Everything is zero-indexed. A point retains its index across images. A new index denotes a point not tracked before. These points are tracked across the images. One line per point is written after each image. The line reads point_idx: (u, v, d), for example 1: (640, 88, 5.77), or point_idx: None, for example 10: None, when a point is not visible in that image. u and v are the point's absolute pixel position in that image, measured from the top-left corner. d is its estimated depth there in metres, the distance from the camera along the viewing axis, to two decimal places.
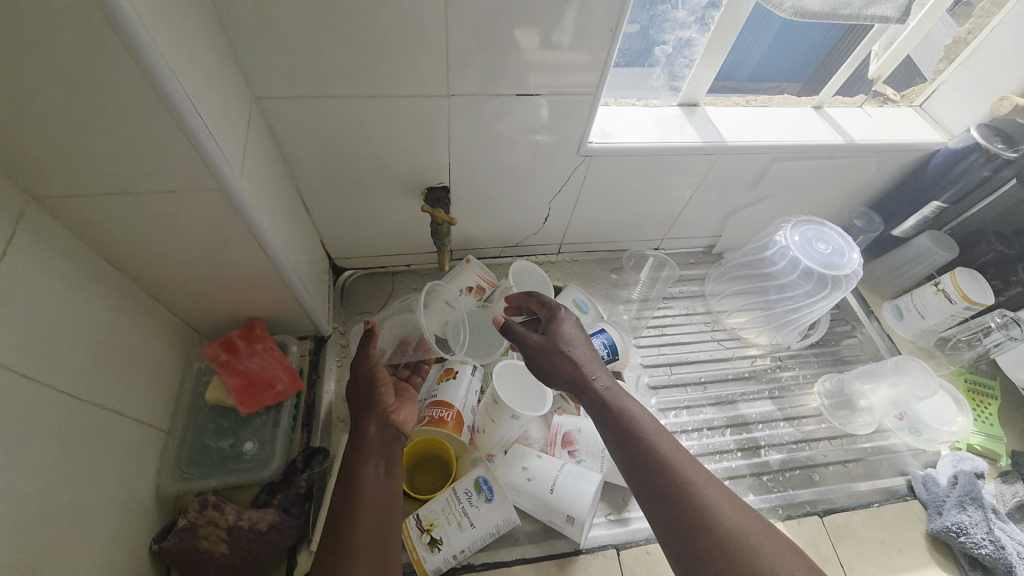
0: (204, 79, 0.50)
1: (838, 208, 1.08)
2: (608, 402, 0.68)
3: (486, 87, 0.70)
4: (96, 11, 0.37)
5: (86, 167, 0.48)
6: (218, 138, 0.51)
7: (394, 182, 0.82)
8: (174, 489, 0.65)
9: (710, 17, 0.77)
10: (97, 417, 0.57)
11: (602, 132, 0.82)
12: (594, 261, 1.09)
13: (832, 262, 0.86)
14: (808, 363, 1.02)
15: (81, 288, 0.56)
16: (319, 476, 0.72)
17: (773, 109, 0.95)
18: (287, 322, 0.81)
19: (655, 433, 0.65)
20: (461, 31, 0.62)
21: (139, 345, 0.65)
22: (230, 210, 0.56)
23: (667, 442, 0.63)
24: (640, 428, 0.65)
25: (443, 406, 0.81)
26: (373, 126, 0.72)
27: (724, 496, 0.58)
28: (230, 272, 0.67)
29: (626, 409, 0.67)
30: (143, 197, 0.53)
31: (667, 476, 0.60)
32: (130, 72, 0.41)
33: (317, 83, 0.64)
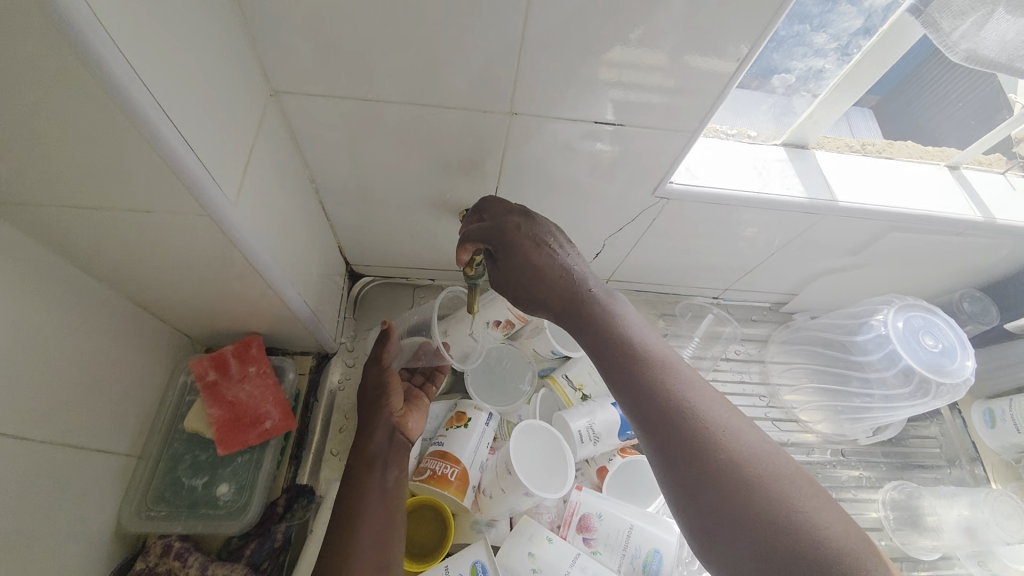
0: (195, 81, 0.39)
1: (944, 286, 0.90)
2: (628, 351, 0.51)
3: (556, 106, 0.57)
4: None
5: (38, 182, 0.37)
6: (207, 162, 0.40)
7: (428, 194, 0.70)
8: (137, 527, 0.58)
9: (856, 47, 0.63)
10: (51, 455, 0.49)
11: (687, 171, 0.69)
12: (642, 303, 0.95)
13: (939, 365, 0.74)
14: (874, 464, 0.87)
15: (42, 307, 0.47)
16: (298, 526, 0.66)
17: (896, 164, 0.78)
18: (288, 338, 0.72)
19: (689, 389, 0.49)
20: (538, 37, 0.50)
21: (112, 360, 0.56)
22: (224, 237, 0.46)
23: (705, 398, 0.48)
24: (661, 386, 0.49)
25: (448, 460, 0.70)
26: (409, 129, 0.59)
27: (782, 475, 0.44)
28: (223, 292, 0.57)
29: (649, 357, 0.51)
30: (113, 214, 0.42)
31: (706, 446, 0.45)
32: (83, 83, 0.30)
33: (355, 81, 0.53)
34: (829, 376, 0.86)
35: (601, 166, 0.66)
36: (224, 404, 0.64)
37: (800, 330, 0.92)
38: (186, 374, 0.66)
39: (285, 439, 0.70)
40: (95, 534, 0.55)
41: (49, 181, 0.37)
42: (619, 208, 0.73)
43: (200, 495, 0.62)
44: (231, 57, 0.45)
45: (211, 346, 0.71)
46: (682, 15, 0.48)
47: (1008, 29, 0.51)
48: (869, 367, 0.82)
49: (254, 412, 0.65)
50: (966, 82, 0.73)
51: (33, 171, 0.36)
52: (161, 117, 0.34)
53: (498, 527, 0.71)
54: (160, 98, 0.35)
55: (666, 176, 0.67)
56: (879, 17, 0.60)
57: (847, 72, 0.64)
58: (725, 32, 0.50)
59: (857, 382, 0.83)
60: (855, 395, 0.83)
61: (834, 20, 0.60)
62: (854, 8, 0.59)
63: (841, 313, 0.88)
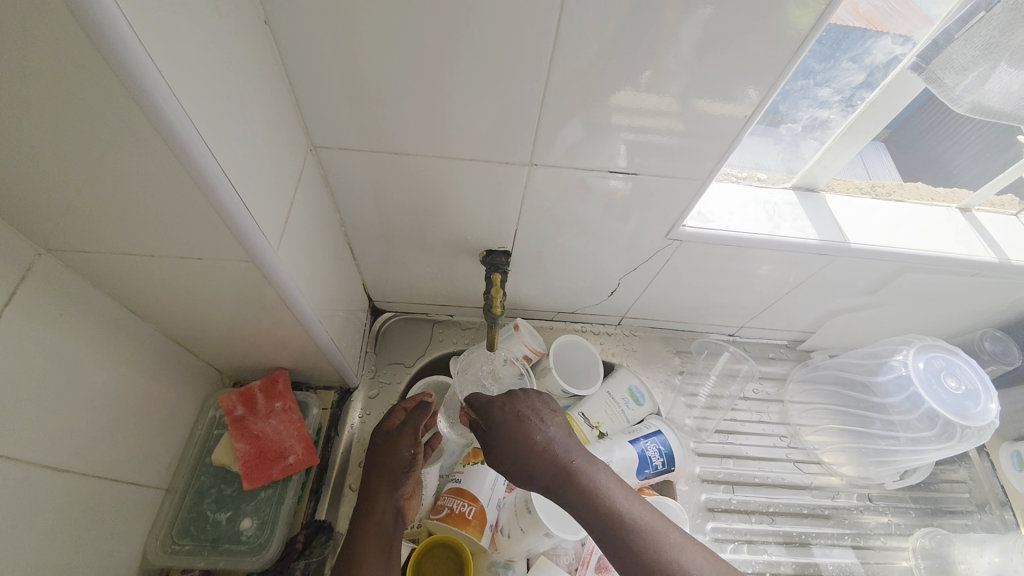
0: (248, 140, 0.43)
1: (963, 326, 0.89)
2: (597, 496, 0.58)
3: (571, 155, 0.61)
4: (113, 76, 0.30)
5: (109, 229, 0.42)
6: (255, 212, 0.44)
7: (449, 235, 0.73)
8: (161, 562, 0.59)
9: (859, 98, 0.65)
10: (89, 486, 0.51)
11: (699, 214, 0.72)
12: (657, 339, 0.96)
13: (963, 408, 0.74)
14: (903, 510, 0.84)
15: (92, 342, 0.51)
16: (317, 564, 0.65)
17: (905, 205, 0.79)
18: (312, 373, 0.74)
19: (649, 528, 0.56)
20: (557, 95, 0.54)
21: (150, 392, 0.59)
22: (264, 281, 0.50)
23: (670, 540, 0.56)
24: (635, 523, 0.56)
25: (466, 498, 0.70)
26: (431, 176, 0.63)
27: None
28: (255, 329, 0.61)
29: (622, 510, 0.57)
30: (169, 261, 0.46)
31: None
32: (155, 147, 0.34)
33: (386, 137, 0.58)
34: (850, 418, 0.86)
35: (615, 209, 0.69)
36: (250, 438, 0.66)
37: (819, 369, 0.92)
38: (215, 409, 0.69)
39: (306, 474, 0.71)
40: (124, 566, 0.57)
41: (117, 228, 0.42)
42: (632, 248, 0.75)
43: (224, 530, 0.63)
44: (277, 118, 0.50)
45: (239, 380, 0.74)
46: (691, 63, 0.51)
47: (1011, 81, 0.57)
48: (892, 410, 0.81)
49: (279, 447, 0.67)
50: (950, 131, 0.76)
51: (107, 221, 0.41)
52: (219, 173, 0.39)
53: (515, 567, 0.71)
54: (220, 155, 0.39)
55: (681, 218, 0.69)
56: (881, 71, 0.63)
57: (852, 120, 0.67)
58: (740, 83, 0.53)
59: (880, 425, 0.82)
60: (878, 437, 0.82)
61: (837, 75, 0.63)
62: (856, 65, 0.62)
63: (860, 352, 0.88)
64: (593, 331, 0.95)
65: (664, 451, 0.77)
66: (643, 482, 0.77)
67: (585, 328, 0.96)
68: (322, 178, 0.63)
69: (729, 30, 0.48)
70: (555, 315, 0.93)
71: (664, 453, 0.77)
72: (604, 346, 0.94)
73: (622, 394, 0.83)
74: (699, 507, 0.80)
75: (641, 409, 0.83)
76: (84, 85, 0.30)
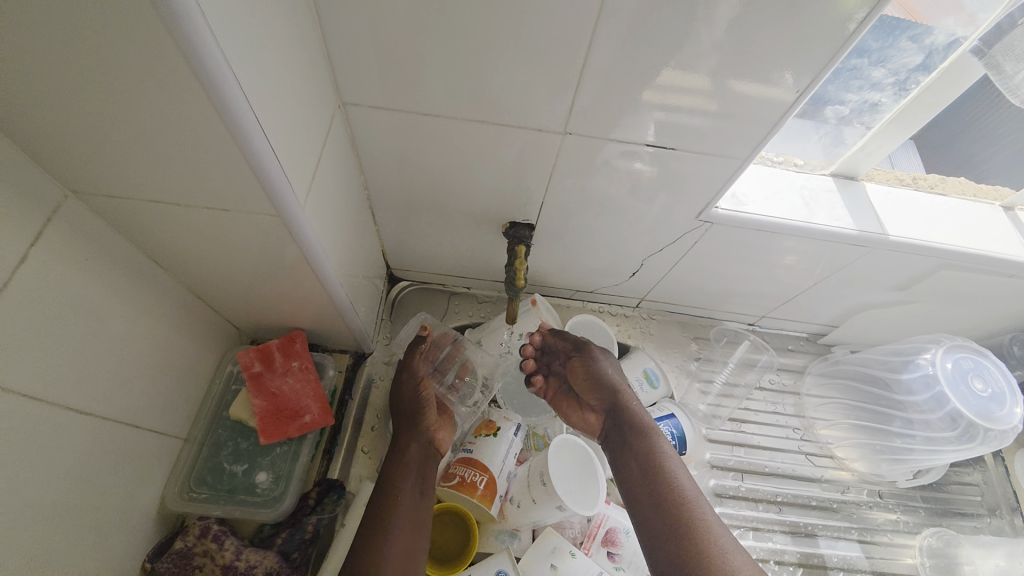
0: (280, 90, 0.42)
1: (996, 329, 0.86)
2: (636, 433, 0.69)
3: (606, 127, 0.58)
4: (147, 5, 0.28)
5: (136, 173, 0.41)
6: (285, 165, 0.43)
7: (473, 205, 0.72)
8: (179, 508, 0.61)
9: (914, 82, 0.62)
10: (111, 431, 0.52)
11: (732, 196, 0.69)
12: (675, 324, 0.94)
13: (989, 411, 0.72)
14: (912, 508, 0.83)
15: (115, 288, 0.51)
16: (329, 519, 0.67)
17: (948, 199, 0.76)
18: (329, 336, 0.74)
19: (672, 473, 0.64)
20: (598, 62, 0.51)
21: (171, 344, 0.60)
22: (288, 237, 0.49)
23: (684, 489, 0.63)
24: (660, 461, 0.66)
25: (477, 468, 0.69)
26: (461, 141, 0.61)
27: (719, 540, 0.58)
28: (276, 288, 0.61)
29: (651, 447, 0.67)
30: (194, 210, 0.46)
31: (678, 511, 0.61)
32: (191, 90, 0.33)
33: (417, 97, 0.56)
34: (868, 414, 0.85)
35: (645, 188, 0.67)
36: (267, 396, 0.67)
37: (839, 364, 0.90)
38: (232, 365, 0.70)
39: (320, 434, 0.72)
40: (143, 510, 0.58)
41: (144, 173, 0.41)
42: (657, 229, 0.73)
43: (239, 481, 0.64)
44: (308, 69, 0.48)
45: (256, 338, 0.75)
46: (719, 43, 0.49)
47: None
48: (913, 408, 0.80)
49: (295, 405, 0.68)
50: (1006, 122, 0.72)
51: (134, 164, 0.40)
52: (253, 121, 0.37)
53: (521, 537, 0.71)
54: (254, 103, 0.37)
55: (713, 200, 0.67)
56: (940, 55, 0.59)
57: (902, 107, 0.63)
58: (771, 65, 0.51)
59: (899, 422, 0.81)
60: (896, 435, 0.81)
61: (894, 55, 0.60)
62: (914, 45, 0.59)
63: (883, 350, 0.86)
64: (610, 311, 0.94)
65: (675, 434, 0.77)
66: None
67: (602, 308, 0.94)
68: (348, 137, 0.61)
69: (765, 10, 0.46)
70: (573, 293, 0.92)
71: (676, 436, 0.77)
72: (621, 328, 0.93)
73: (636, 376, 0.82)
74: (706, 492, 0.80)
75: (654, 392, 0.83)
76: (120, 17, 0.29)
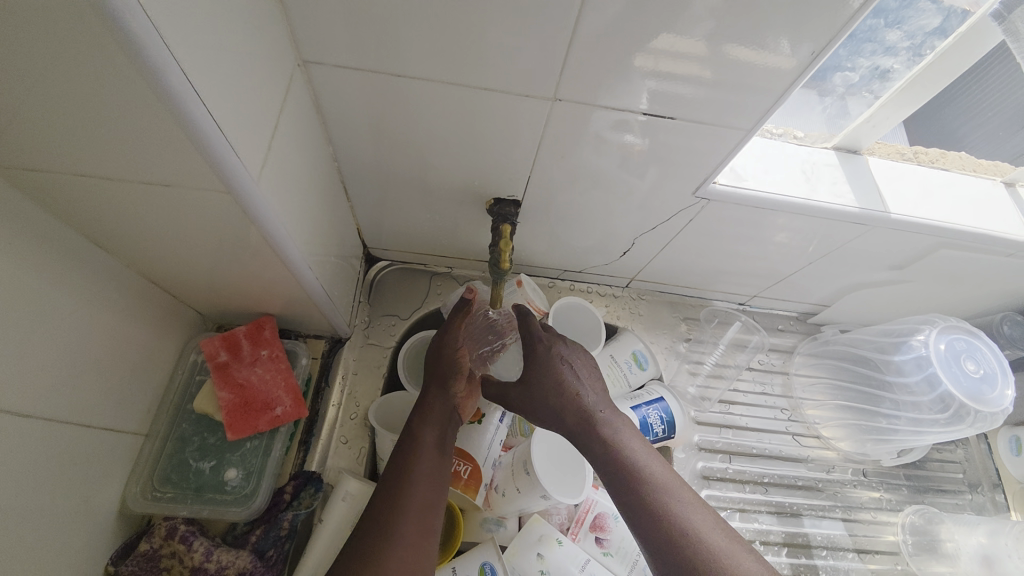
0: (223, 45, 0.36)
1: (986, 307, 0.85)
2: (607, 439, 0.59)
3: (601, 94, 0.53)
4: None
5: (53, 145, 0.35)
6: (232, 136, 0.37)
7: (454, 180, 0.66)
8: (141, 509, 0.57)
9: (929, 47, 0.58)
10: (56, 433, 0.48)
11: (731, 171, 0.65)
12: (665, 304, 0.92)
13: (979, 392, 0.72)
14: (895, 487, 0.84)
15: (49, 278, 0.45)
16: (305, 515, 0.63)
17: (949, 174, 0.73)
18: (301, 321, 0.70)
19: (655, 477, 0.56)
20: (594, 19, 0.46)
21: (123, 335, 0.55)
22: (244, 217, 0.43)
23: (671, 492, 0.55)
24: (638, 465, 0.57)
25: (460, 457, 0.66)
26: (440, 108, 0.56)
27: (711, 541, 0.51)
28: (238, 272, 0.55)
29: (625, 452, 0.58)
30: (130, 187, 0.40)
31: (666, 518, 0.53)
32: (102, 40, 0.27)
33: (389, 58, 0.50)
34: (857, 395, 0.84)
35: (641, 162, 0.62)
36: (234, 387, 0.62)
37: (828, 343, 0.89)
38: (196, 353, 0.65)
39: (294, 425, 0.68)
40: (102, 512, 0.54)
41: (63, 144, 0.35)
42: (651, 206, 0.69)
43: (207, 479, 0.60)
44: (259, 21, 0.41)
45: (222, 324, 0.69)
46: (714, 5, 0.44)
47: None
48: (903, 389, 0.79)
49: (266, 398, 0.63)
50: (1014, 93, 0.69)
51: (48, 134, 0.34)
52: (187, 86, 0.32)
53: (506, 525, 0.69)
54: (186, 59, 0.31)
55: (712, 176, 0.63)
56: (958, 18, 0.56)
57: (916, 74, 0.59)
58: (774, 30, 0.46)
59: (887, 404, 0.81)
60: (882, 416, 0.81)
61: (911, 16, 0.55)
62: (933, 6, 0.55)
63: (873, 329, 0.86)
64: (599, 292, 0.91)
65: (665, 418, 0.75)
66: None
67: (591, 288, 0.91)
68: (313, 103, 0.55)
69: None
70: (561, 273, 0.88)
71: (665, 421, 0.75)
72: (610, 309, 0.90)
73: (625, 358, 0.80)
74: (694, 474, 0.79)
75: (643, 374, 0.80)
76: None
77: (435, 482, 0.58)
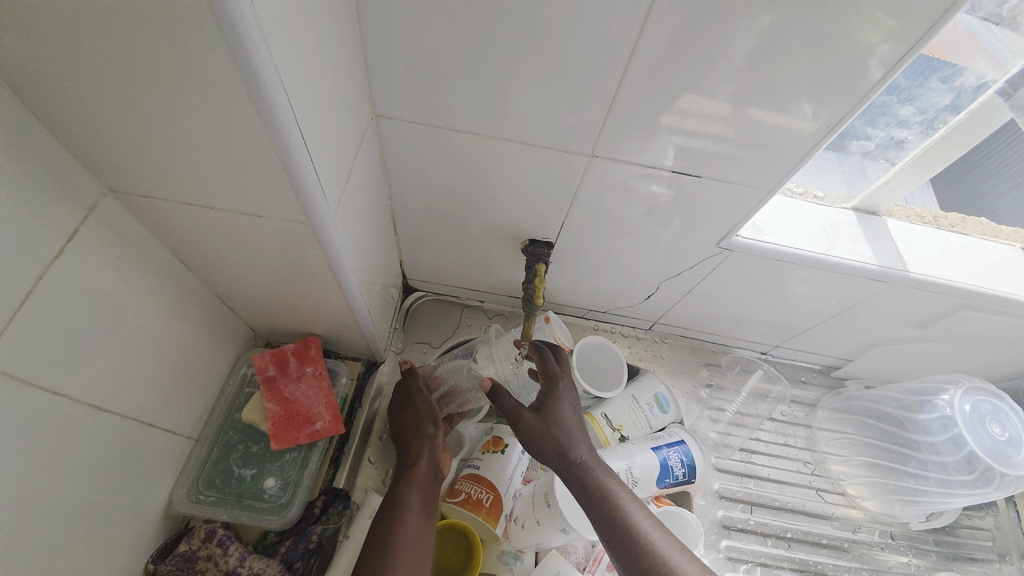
0: (322, 103, 0.43)
1: (1016, 372, 0.85)
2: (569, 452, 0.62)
3: (633, 151, 0.59)
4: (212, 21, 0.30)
5: (174, 177, 0.43)
6: (321, 177, 0.44)
7: (493, 221, 0.72)
8: (185, 509, 0.61)
9: (941, 121, 0.62)
10: (127, 427, 0.53)
11: (752, 225, 0.70)
12: (687, 348, 0.94)
13: (1003, 454, 0.73)
14: (924, 551, 0.81)
15: (143, 288, 0.52)
16: (332, 530, 0.66)
17: (970, 240, 0.75)
18: (342, 343, 0.75)
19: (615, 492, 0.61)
20: (631, 88, 0.52)
21: (190, 343, 0.61)
22: (316, 245, 0.50)
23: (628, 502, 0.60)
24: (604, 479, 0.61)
25: (482, 485, 0.70)
26: (487, 158, 0.62)
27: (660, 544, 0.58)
28: (297, 294, 0.61)
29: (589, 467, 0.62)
30: (226, 215, 0.47)
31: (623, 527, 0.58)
32: (240, 100, 0.35)
33: (448, 114, 0.57)
34: (882, 453, 0.84)
35: (666, 213, 0.67)
36: (281, 400, 0.67)
37: (852, 399, 0.89)
38: (247, 367, 0.70)
39: (329, 442, 0.72)
40: (150, 509, 0.58)
41: (184, 178, 0.43)
42: (676, 253, 0.73)
43: (248, 486, 0.64)
44: (348, 83, 0.49)
45: (271, 341, 0.75)
46: (736, 77, 0.50)
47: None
48: (930, 449, 0.80)
49: (307, 412, 0.68)
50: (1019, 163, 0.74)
51: (173, 167, 0.42)
52: (298, 136, 0.38)
53: (524, 559, 0.70)
54: (299, 114, 0.38)
55: (736, 228, 0.67)
56: (969, 96, 0.60)
57: (929, 144, 0.63)
58: (793, 98, 0.52)
59: (914, 463, 0.81)
60: (909, 475, 0.80)
61: (923, 94, 0.60)
62: (944, 86, 0.59)
63: (898, 387, 0.87)
64: (622, 333, 0.94)
65: (685, 462, 0.75)
66: (660, 491, 0.75)
67: (614, 329, 0.94)
68: (378, 149, 0.62)
69: (784, 43, 0.47)
70: (585, 312, 0.92)
71: (686, 464, 0.75)
72: (632, 350, 0.92)
73: (646, 400, 0.81)
74: (714, 523, 0.79)
75: (664, 417, 0.82)
76: (187, 35, 0.31)
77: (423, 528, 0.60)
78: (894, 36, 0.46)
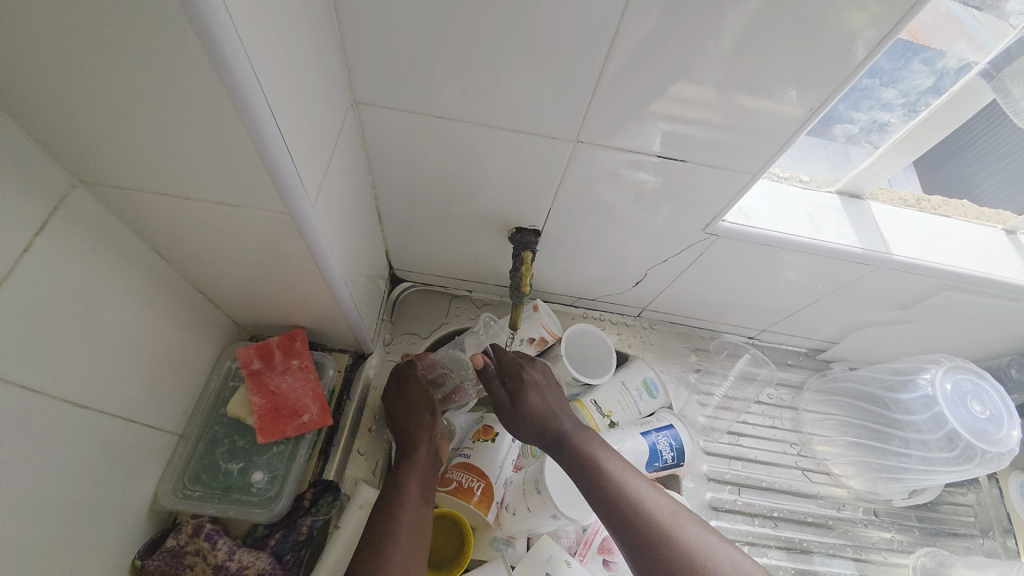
0: (297, 88, 0.41)
1: (994, 352, 0.87)
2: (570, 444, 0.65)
3: (619, 137, 0.58)
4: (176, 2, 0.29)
5: (146, 167, 0.41)
6: (299, 164, 0.43)
7: (479, 209, 0.72)
8: (171, 505, 0.60)
9: (924, 104, 0.62)
10: (108, 425, 0.52)
11: (738, 210, 0.70)
12: (675, 334, 0.95)
13: (984, 431, 0.74)
14: (907, 527, 0.83)
15: (119, 283, 0.50)
16: (323, 522, 0.66)
17: (951, 221, 0.76)
18: (329, 335, 0.74)
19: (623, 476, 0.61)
20: (616, 72, 0.51)
21: (171, 338, 0.59)
22: (297, 235, 0.49)
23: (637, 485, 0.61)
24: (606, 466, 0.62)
25: (472, 473, 0.70)
26: (472, 145, 0.61)
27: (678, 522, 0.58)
28: (280, 287, 0.60)
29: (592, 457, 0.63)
30: (203, 206, 0.46)
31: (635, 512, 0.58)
32: (210, 85, 0.33)
33: (430, 100, 0.56)
34: (864, 433, 0.85)
35: (653, 199, 0.67)
36: (267, 393, 0.66)
37: (836, 380, 0.91)
38: (231, 361, 0.69)
39: (318, 434, 0.71)
40: (136, 506, 0.57)
41: (156, 167, 0.41)
42: (663, 240, 0.73)
43: (235, 480, 0.63)
44: (325, 69, 0.48)
45: (256, 335, 0.74)
46: (722, 60, 0.50)
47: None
48: (911, 427, 0.80)
49: (294, 405, 0.67)
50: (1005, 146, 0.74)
51: (144, 156, 0.40)
52: (273, 123, 0.37)
53: (515, 545, 0.70)
54: (273, 100, 0.37)
55: (722, 213, 0.67)
56: (951, 78, 0.60)
57: (913, 127, 0.63)
58: (777, 81, 0.51)
59: (897, 441, 0.82)
60: (892, 453, 0.82)
61: (905, 76, 0.60)
62: (926, 67, 0.59)
63: (882, 368, 0.87)
64: (611, 320, 0.94)
65: (674, 446, 0.76)
66: (650, 474, 0.76)
67: (603, 316, 0.94)
68: (359, 136, 0.61)
69: (769, 25, 0.46)
70: (574, 300, 0.92)
71: (675, 448, 0.76)
72: (621, 337, 0.93)
73: (636, 386, 0.82)
74: (703, 505, 0.80)
75: (653, 402, 0.83)
76: (151, 18, 0.29)
77: (420, 515, 0.60)
78: (877, 21, 0.45)
